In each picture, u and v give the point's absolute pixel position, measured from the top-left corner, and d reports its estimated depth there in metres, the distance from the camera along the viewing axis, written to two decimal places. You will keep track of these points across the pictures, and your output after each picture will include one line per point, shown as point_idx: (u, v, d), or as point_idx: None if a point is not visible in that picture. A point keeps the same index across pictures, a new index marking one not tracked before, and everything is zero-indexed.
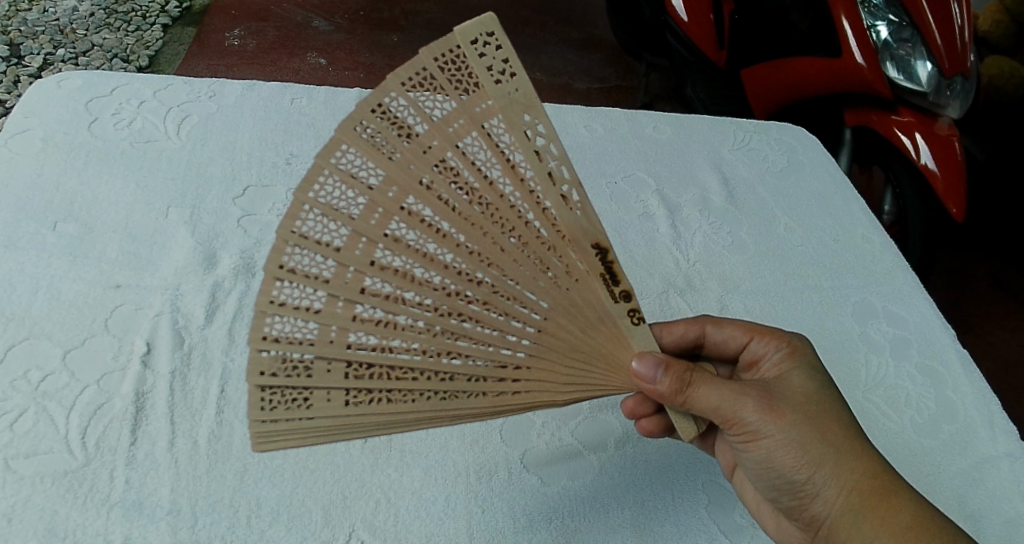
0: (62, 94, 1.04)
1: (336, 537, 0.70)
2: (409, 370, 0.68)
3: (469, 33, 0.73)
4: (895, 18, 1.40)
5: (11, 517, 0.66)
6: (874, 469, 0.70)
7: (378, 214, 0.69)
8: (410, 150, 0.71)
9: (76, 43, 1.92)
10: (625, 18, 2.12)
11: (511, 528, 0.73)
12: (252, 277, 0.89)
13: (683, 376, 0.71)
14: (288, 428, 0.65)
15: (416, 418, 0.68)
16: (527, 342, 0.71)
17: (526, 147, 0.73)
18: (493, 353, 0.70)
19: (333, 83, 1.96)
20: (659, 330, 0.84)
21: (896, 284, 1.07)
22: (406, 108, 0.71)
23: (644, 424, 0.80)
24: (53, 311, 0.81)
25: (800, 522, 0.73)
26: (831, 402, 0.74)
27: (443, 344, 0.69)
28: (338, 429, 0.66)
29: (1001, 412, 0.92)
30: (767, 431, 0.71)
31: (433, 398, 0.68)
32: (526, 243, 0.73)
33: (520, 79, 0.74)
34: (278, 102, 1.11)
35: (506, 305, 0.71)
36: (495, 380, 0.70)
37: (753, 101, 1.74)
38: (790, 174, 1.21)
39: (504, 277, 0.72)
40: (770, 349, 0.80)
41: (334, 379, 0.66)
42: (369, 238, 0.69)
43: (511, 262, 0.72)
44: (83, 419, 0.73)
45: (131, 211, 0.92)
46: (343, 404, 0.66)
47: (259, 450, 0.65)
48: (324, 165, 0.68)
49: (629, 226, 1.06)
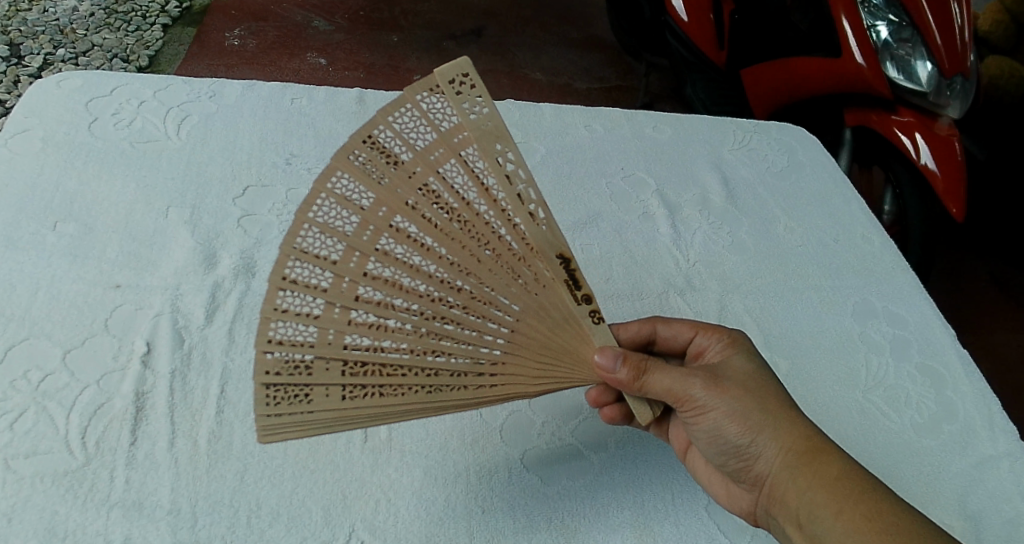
0: (62, 94, 1.04)
1: (336, 537, 0.70)
2: (399, 367, 0.68)
3: (446, 74, 0.77)
4: (895, 19, 1.39)
5: (11, 517, 0.66)
6: (807, 430, 0.72)
7: (369, 232, 0.72)
8: (397, 175, 0.74)
9: (76, 43, 1.92)
10: (625, 18, 2.12)
11: (510, 528, 0.73)
12: (252, 277, 0.89)
13: (639, 364, 0.73)
14: (292, 421, 0.65)
15: (403, 409, 0.68)
16: (502, 342, 0.72)
17: (499, 171, 0.76)
18: (472, 351, 0.71)
19: (333, 83, 1.96)
20: (615, 328, 0.85)
21: (896, 284, 1.07)
22: (393, 139, 0.75)
23: (605, 410, 0.80)
24: (54, 311, 0.81)
25: (744, 485, 0.74)
26: (768, 377, 0.76)
27: (428, 343, 0.70)
28: (340, 421, 0.67)
29: (1001, 412, 0.92)
30: (712, 405, 0.73)
31: (420, 391, 0.68)
32: (500, 256, 0.75)
33: (492, 113, 0.77)
34: (279, 102, 1.11)
35: (483, 309, 0.73)
36: (473, 375, 0.70)
37: (752, 101, 1.74)
38: (790, 174, 1.21)
39: (481, 285, 0.74)
40: (713, 342, 0.81)
41: (333, 376, 0.67)
42: (361, 253, 0.71)
43: (488, 272, 0.74)
44: (83, 419, 0.73)
45: (131, 210, 0.92)
46: (340, 398, 0.67)
47: (264, 443, 0.65)
48: (321, 189, 0.71)
49: (628, 226, 1.06)
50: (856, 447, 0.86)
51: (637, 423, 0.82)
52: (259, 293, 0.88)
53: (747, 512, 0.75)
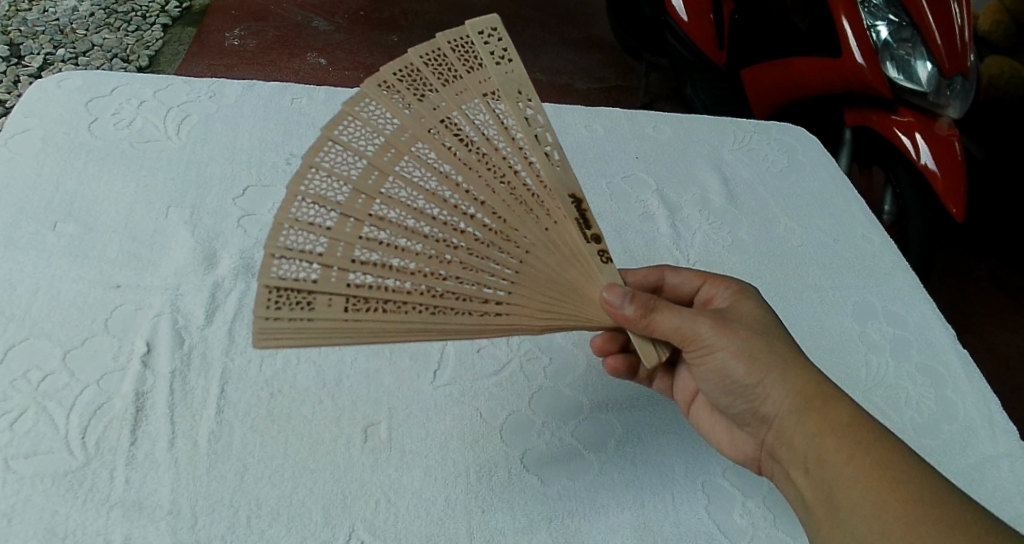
0: (61, 94, 1.04)
1: (336, 537, 0.70)
2: (406, 283, 0.69)
3: (476, 26, 0.83)
4: (895, 19, 1.40)
5: (12, 517, 0.66)
6: (816, 376, 0.72)
7: (388, 156, 0.76)
8: (422, 107, 0.78)
9: (76, 43, 1.92)
10: (625, 17, 2.10)
11: (510, 528, 0.73)
12: (252, 277, 0.89)
13: (650, 302, 0.73)
14: (294, 327, 0.65)
15: (406, 326, 0.68)
16: (510, 272, 0.73)
17: (516, 112, 0.80)
18: (479, 275, 0.72)
19: (334, 83, 1.96)
20: (624, 272, 0.87)
21: (896, 284, 1.07)
22: (422, 76, 0.80)
23: (609, 359, 0.84)
24: (53, 311, 0.81)
25: (749, 432, 0.77)
26: (774, 321, 0.77)
27: (437, 264, 0.71)
28: (336, 331, 0.66)
29: (1001, 412, 0.93)
30: (720, 345, 0.73)
31: (423, 311, 0.69)
32: (513, 191, 0.77)
33: (516, 65, 0.83)
34: (279, 102, 1.11)
35: (495, 240, 0.74)
36: (478, 301, 0.71)
37: (752, 101, 1.74)
38: (791, 174, 1.21)
39: (495, 215, 0.76)
40: (720, 290, 0.82)
41: (337, 287, 0.68)
42: (379, 172, 0.74)
43: (500, 203, 0.76)
44: (83, 419, 0.73)
45: (131, 210, 0.92)
46: (341, 309, 0.67)
47: (261, 348, 0.63)
48: (349, 111, 0.76)
49: (628, 226, 1.07)
50: None
51: (641, 375, 0.86)
52: None
53: (752, 458, 0.77)
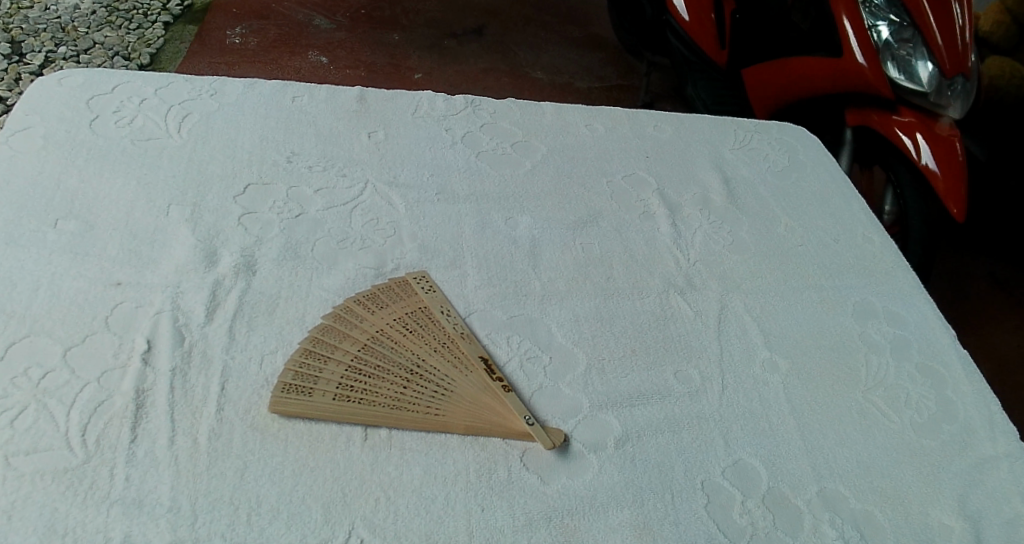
0: (63, 92, 1.05)
1: (336, 535, 0.69)
2: (380, 386, 0.80)
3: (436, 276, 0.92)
4: (896, 19, 1.40)
5: (11, 514, 0.65)
6: None
7: (381, 318, 0.86)
8: (413, 306, 0.89)
9: (77, 41, 1.92)
10: (625, 17, 2.12)
11: (510, 527, 0.73)
12: (252, 274, 0.89)
13: None
14: (298, 405, 0.77)
15: (382, 417, 0.77)
16: (445, 393, 0.81)
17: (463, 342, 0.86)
18: (423, 392, 0.80)
19: (335, 81, 1.96)
20: None
21: (896, 284, 1.07)
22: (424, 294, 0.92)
23: None
24: (53, 309, 0.81)
25: None
26: None
27: (401, 374, 0.81)
28: (333, 411, 0.77)
29: (1001, 412, 0.93)
30: None
31: (394, 409, 0.78)
32: (455, 359, 0.84)
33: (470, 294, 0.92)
34: (279, 101, 1.12)
35: (433, 377, 0.81)
36: (426, 410, 0.79)
37: (753, 101, 1.75)
38: (792, 174, 1.21)
39: (442, 356, 0.84)
40: None
41: (335, 378, 0.79)
42: (371, 321, 0.85)
43: (443, 356, 0.84)
44: (83, 417, 0.73)
45: (132, 208, 0.92)
46: (334, 400, 0.77)
47: (273, 413, 0.76)
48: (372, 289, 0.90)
49: (628, 225, 1.07)
50: (856, 447, 0.86)
51: None
52: (260, 291, 0.88)
53: None
